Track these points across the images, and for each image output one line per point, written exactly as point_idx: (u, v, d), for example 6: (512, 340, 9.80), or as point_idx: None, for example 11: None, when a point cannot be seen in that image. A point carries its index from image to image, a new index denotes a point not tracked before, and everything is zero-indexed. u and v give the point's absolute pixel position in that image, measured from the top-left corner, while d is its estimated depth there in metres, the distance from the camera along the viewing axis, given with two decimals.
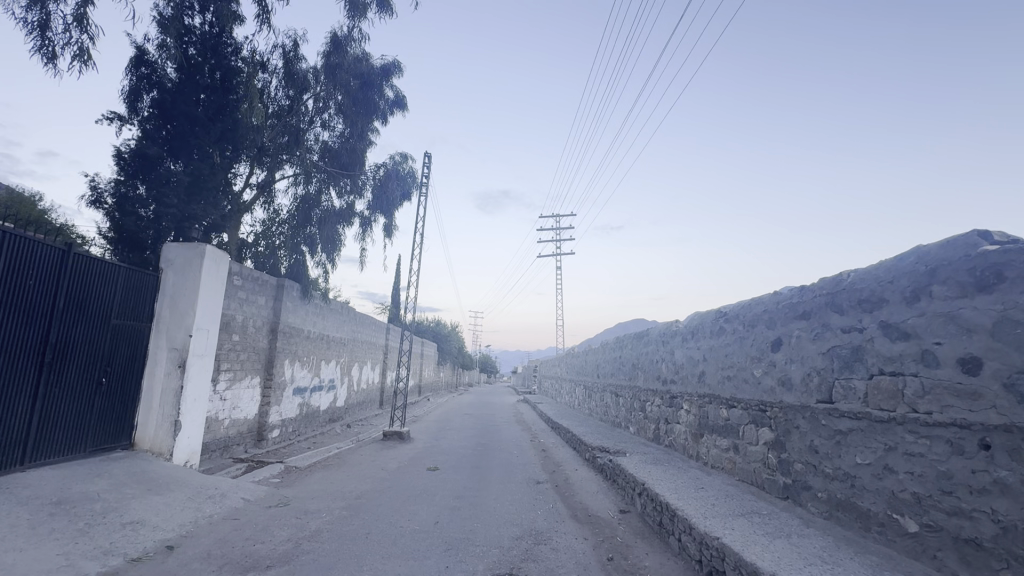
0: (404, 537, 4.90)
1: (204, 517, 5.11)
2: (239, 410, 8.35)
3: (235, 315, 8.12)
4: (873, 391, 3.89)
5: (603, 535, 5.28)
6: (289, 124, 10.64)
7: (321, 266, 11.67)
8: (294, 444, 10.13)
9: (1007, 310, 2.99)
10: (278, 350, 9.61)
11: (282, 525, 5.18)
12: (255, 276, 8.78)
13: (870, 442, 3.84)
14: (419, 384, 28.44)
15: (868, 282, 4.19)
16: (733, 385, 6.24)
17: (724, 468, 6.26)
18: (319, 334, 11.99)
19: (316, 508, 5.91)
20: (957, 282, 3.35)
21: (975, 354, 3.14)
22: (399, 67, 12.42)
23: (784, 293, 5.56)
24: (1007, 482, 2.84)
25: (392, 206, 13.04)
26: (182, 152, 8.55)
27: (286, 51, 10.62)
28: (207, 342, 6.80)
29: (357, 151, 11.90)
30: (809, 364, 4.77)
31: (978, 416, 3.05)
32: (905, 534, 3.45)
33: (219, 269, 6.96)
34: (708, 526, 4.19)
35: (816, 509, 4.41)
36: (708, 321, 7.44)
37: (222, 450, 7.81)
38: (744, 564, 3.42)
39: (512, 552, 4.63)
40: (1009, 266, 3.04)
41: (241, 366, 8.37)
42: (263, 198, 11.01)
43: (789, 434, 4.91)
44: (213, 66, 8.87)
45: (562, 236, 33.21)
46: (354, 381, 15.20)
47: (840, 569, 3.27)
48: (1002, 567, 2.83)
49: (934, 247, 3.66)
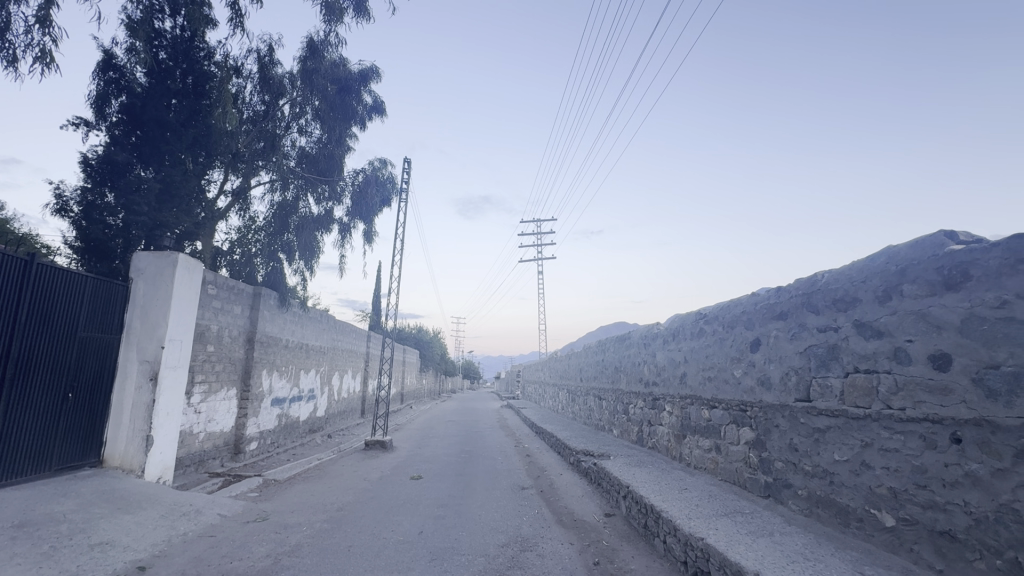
0: (388, 548, 4.81)
1: (179, 535, 4.94)
2: (216, 423, 8.13)
3: (210, 325, 7.90)
4: (848, 388, 3.99)
5: (589, 539, 5.27)
6: (264, 129, 10.43)
7: (300, 274, 11.48)
8: (273, 456, 9.90)
9: (974, 307, 3.09)
10: (255, 360, 9.37)
11: (260, 540, 5.04)
12: (230, 285, 8.54)
13: (846, 439, 3.93)
14: (401, 392, 28.16)
15: (842, 282, 4.31)
16: (714, 385, 6.32)
17: (706, 468, 6.33)
18: (298, 343, 11.78)
19: (297, 521, 5.77)
20: (926, 280, 3.45)
21: (944, 350, 3.24)
22: (377, 72, 12.32)
23: (762, 294, 5.67)
24: (978, 474, 2.92)
25: (372, 213, 12.94)
26: (153, 159, 8.34)
27: (261, 56, 10.44)
28: (181, 353, 6.60)
29: (335, 156, 11.74)
30: (786, 364, 4.87)
31: (948, 411, 3.13)
32: (882, 528, 3.53)
33: (192, 277, 6.77)
34: (693, 527, 4.21)
35: (797, 506, 4.48)
36: (689, 323, 7.54)
37: (196, 465, 7.56)
38: (728, 564, 3.43)
39: (498, 560, 4.57)
40: (974, 265, 3.15)
41: (217, 377, 8.14)
42: (238, 205, 10.77)
43: (769, 433, 4.99)
44: (184, 71, 8.71)
45: (543, 239, 33.44)
46: (335, 390, 14.97)
47: (821, 566, 3.30)
48: (976, 558, 2.89)
49: (904, 247, 3.78)
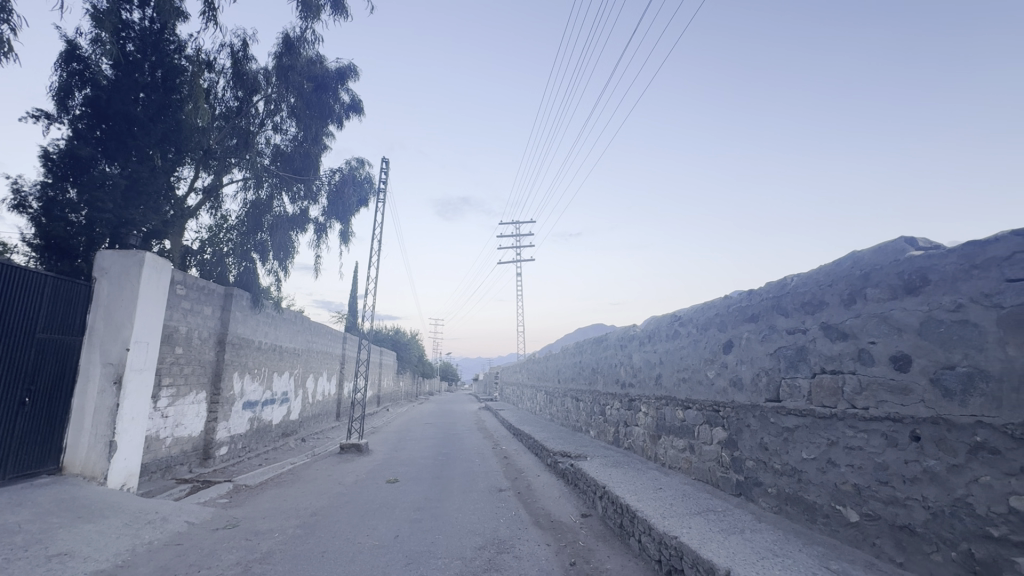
0: (363, 553, 4.75)
1: (143, 544, 4.77)
2: (183, 427, 7.88)
3: (179, 326, 7.66)
4: (815, 388, 4.12)
5: (566, 539, 5.30)
6: (237, 126, 10.19)
7: (273, 274, 11.26)
8: (245, 461, 9.64)
9: (932, 311, 3.23)
10: (225, 363, 9.11)
11: (230, 547, 4.91)
12: (200, 285, 8.30)
13: (814, 437, 4.05)
14: (378, 394, 27.80)
15: (810, 285, 4.45)
16: (688, 386, 6.44)
17: (680, 468, 6.43)
18: (271, 344, 11.50)
19: (268, 527, 5.64)
20: (888, 285, 3.59)
21: (904, 351, 3.37)
22: (355, 70, 12.15)
23: (734, 297, 5.81)
24: (935, 470, 3.04)
25: (348, 212, 12.76)
26: (119, 154, 8.08)
27: (235, 50, 10.19)
28: (147, 356, 6.39)
29: (311, 155, 11.54)
30: (757, 365, 5.01)
31: (908, 409, 3.26)
32: (847, 523, 3.65)
33: (160, 277, 6.55)
34: (667, 526, 4.27)
35: (767, 504, 4.60)
36: (665, 325, 7.66)
37: (163, 471, 7.32)
38: (701, 562, 3.50)
39: (474, 562, 4.56)
40: (932, 270, 3.29)
41: (185, 380, 7.89)
42: (209, 203, 10.48)
43: (741, 433, 5.11)
44: (153, 64, 8.44)
45: (522, 244, 31.42)
46: (309, 393, 14.66)
47: (789, 561, 3.40)
48: (933, 551, 3.01)
49: (867, 252, 3.93)
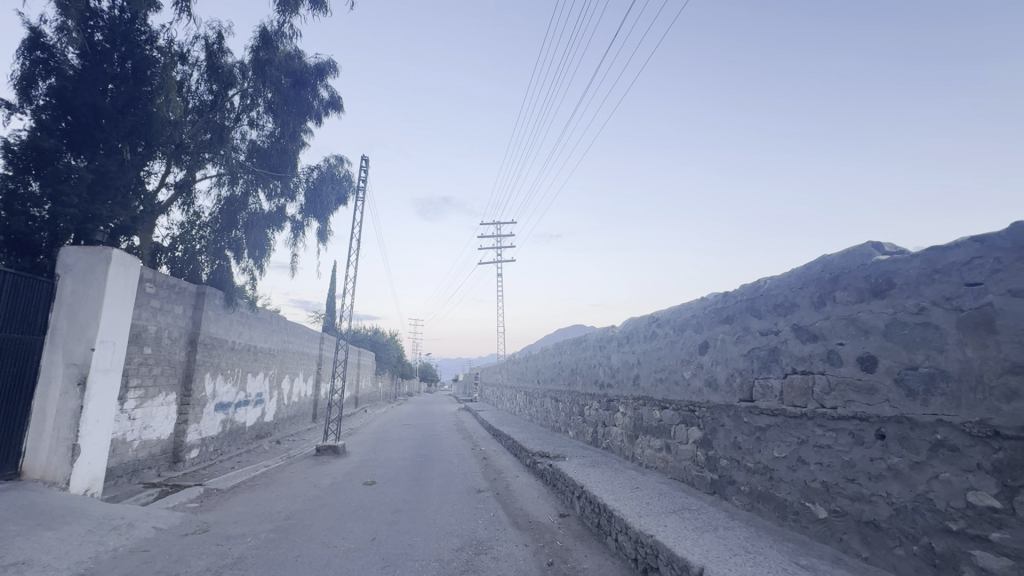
0: (338, 557, 4.67)
1: (108, 551, 4.60)
2: (152, 430, 7.63)
3: (147, 326, 7.42)
4: (787, 388, 4.23)
5: (544, 540, 5.31)
6: (211, 120, 9.97)
7: (248, 273, 11.01)
8: (216, 465, 9.39)
9: (897, 314, 3.35)
10: (197, 363, 8.86)
11: (200, 553, 4.78)
12: (170, 283, 8.05)
13: (785, 436, 4.16)
14: (356, 395, 27.45)
15: (782, 288, 4.56)
16: (665, 386, 6.53)
17: (657, 467, 6.51)
18: (245, 345, 11.23)
19: (240, 532, 5.51)
20: (855, 288, 3.71)
21: (871, 352, 3.49)
22: (334, 66, 11.97)
23: (710, 299, 5.92)
24: (898, 467, 3.15)
25: (326, 210, 12.57)
26: (86, 147, 7.78)
27: (210, 43, 9.94)
28: (114, 356, 6.17)
29: (288, 152, 11.33)
30: (731, 365, 5.11)
31: (874, 409, 3.37)
32: (816, 519, 3.76)
33: (128, 274, 6.34)
34: (643, 524, 4.33)
35: (740, 502, 4.69)
36: (643, 327, 7.75)
37: (130, 476, 7.07)
38: (676, 560, 3.55)
39: (452, 564, 4.53)
40: (897, 274, 3.41)
41: (154, 381, 7.64)
42: (181, 199, 10.18)
43: (715, 432, 5.21)
44: (123, 54, 8.18)
45: (503, 243, 31.09)
46: (284, 394, 14.37)
47: (761, 557, 3.47)
48: (895, 545, 3.12)
49: (837, 256, 4.04)
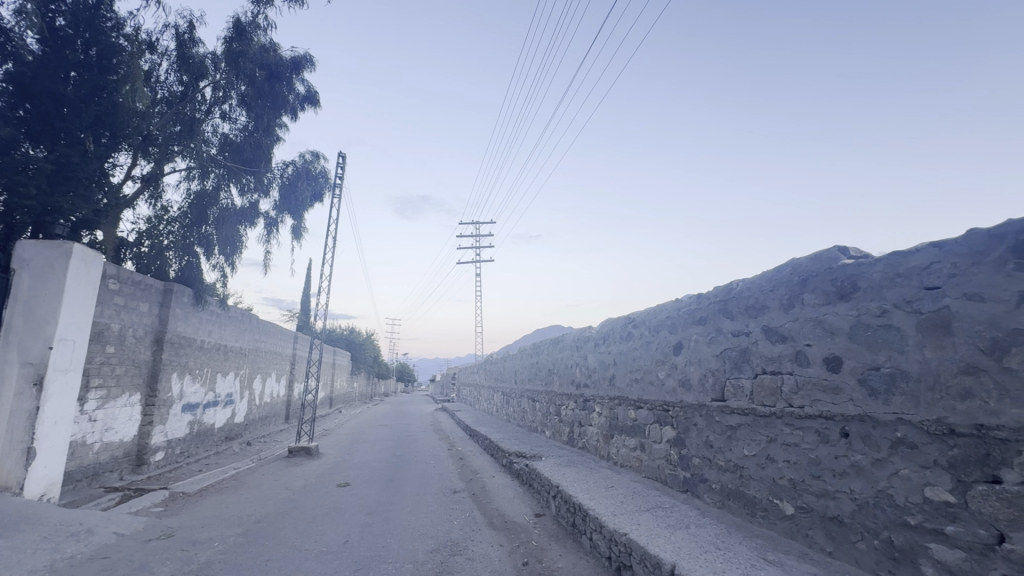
0: (309, 561, 4.58)
1: (64, 559, 4.41)
2: (114, 432, 7.35)
3: (110, 324, 7.15)
4: (756, 388, 4.33)
5: (519, 540, 5.32)
6: (181, 112, 9.62)
7: (219, 270, 10.72)
8: (183, 468, 9.09)
9: (861, 315, 3.46)
10: (163, 363, 8.57)
11: (163, 559, 4.61)
12: (136, 280, 7.77)
13: (754, 435, 4.26)
14: (331, 395, 27.02)
15: (753, 290, 4.67)
16: (640, 386, 6.61)
17: (632, 466, 6.59)
18: (215, 344, 10.92)
19: (207, 537, 5.35)
20: (822, 291, 3.83)
21: (836, 353, 3.60)
22: (311, 60, 11.74)
23: (684, 300, 6.02)
24: (861, 464, 3.26)
25: (300, 207, 12.32)
26: (45, 137, 7.44)
27: (180, 32, 9.63)
28: (74, 355, 5.92)
29: (262, 146, 11.07)
30: (704, 366, 5.21)
31: (839, 408, 3.48)
32: (783, 516, 3.86)
33: (90, 270, 6.10)
34: (617, 523, 4.37)
35: (711, 499, 4.79)
36: (619, 327, 7.83)
37: (90, 480, 6.79)
38: (648, 557, 3.60)
39: (426, 565, 4.50)
40: (861, 277, 3.53)
41: (117, 382, 7.36)
42: (148, 192, 9.82)
43: (688, 431, 5.30)
44: (87, 41, 7.82)
45: (482, 245, 31.85)
46: (255, 394, 14.03)
47: (730, 554, 3.55)
48: (858, 540, 3.22)
49: (805, 259, 4.16)
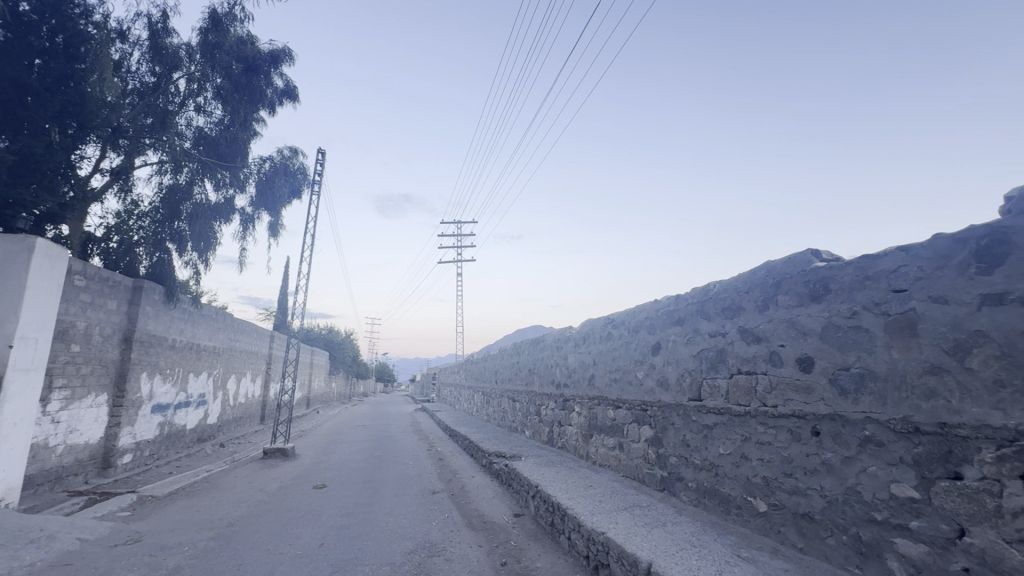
0: (284, 564, 4.49)
1: (23, 566, 4.23)
2: (79, 434, 7.08)
3: (76, 322, 6.89)
4: (732, 387, 4.41)
5: (498, 540, 5.31)
6: (153, 104, 9.32)
7: (191, 266, 10.43)
8: (152, 470, 8.82)
9: (832, 317, 3.55)
10: (132, 363, 8.30)
11: (130, 565, 4.46)
12: (104, 277, 7.50)
13: (730, 434, 4.33)
14: (308, 395, 26.57)
15: (730, 292, 4.76)
16: (619, 386, 6.67)
17: (610, 465, 6.64)
18: (187, 343, 10.63)
19: (177, 541, 5.19)
20: (796, 292, 3.92)
21: (808, 354, 3.69)
22: (290, 54, 11.52)
23: (663, 301, 6.10)
24: (831, 462, 3.35)
25: (278, 203, 12.10)
26: (8, 126, 7.18)
27: (153, 22, 9.33)
28: (36, 355, 5.68)
29: (238, 141, 10.81)
30: (681, 365, 5.29)
31: (811, 407, 3.57)
32: (756, 513, 3.94)
33: (54, 266, 5.87)
34: (595, 522, 4.40)
35: (687, 497, 4.86)
36: (599, 327, 7.89)
37: (52, 484, 6.53)
38: (625, 556, 3.63)
39: (403, 567, 4.45)
40: (833, 280, 3.62)
41: (82, 382, 7.09)
42: (118, 185, 9.50)
43: (665, 430, 5.37)
44: (53, 28, 7.51)
45: (463, 244, 32.31)
46: (230, 395, 13.70)
47: (705, 551, 3.60)
48: (828, 535, 3.31)
49: (779, 262, 4.25)
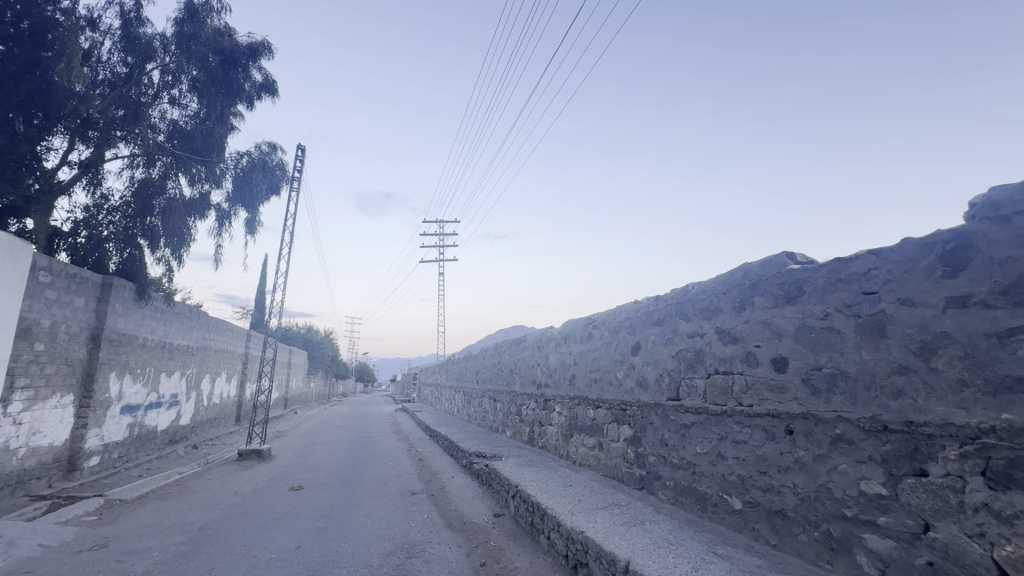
0: (258, 568, 4.40)
1: None
2: (42, 436, 6.82)
3: (41, 319, 6.63)
4: (709, 387, 4.48)
5: (478, 540, 5.30)
6: (125, 96, 8.99)
7: (164, 263, 10.15)
8: (121, 472, 8.55)
9: (806, 318, 3.63)
10: (100, 362, 8.03)
11: (95, 571, 4.31)
12: (70, 272, 7.24)
13: (707, 433, 4.40)
14: (285, 396, 26.07)
15: (708, 293, 4.83)
16: (599, 386, 6.72)
17: (590, 465, 6.68)
18: (158, 342, 10.33)
19: (146, 546, 5.05)
20: (771, 294, 4.00)
21: (783, 354, 3.77)
22: (269, 47, 11.29)
23: (643, 302, 6.15)
24: (804, 460, 3.43)
25: (255, 199, 11.84)
26: None
27: (126, 11, 9.05)
28: None
29: (214, 135, 10.54)
30: (660, 365, 5.35)
31: (784, 406, 3.65)
32: (732, 511, 4.01)
33: (17, 260, 5.62)
34: (575, 521, 4.41)
35: (665, 496, 4.92)
36: (579, 328, 7.92)
37: (13, 488, 6.27)
38: (604, 554, 3.65)
39: (381, 569, 4.40)
40: (807, 282, 3.71)
41: (46, 381, 6.84)
42: (86, 178, 9.18)
43: (644, 430, 5.42)
44: (18, 13, 7.20)
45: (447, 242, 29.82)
46: (203, 395, 13.35)
47: (682, 548, 3.65)
48: (800, 532, 3.39)
49: (756, 264, 4.33)
